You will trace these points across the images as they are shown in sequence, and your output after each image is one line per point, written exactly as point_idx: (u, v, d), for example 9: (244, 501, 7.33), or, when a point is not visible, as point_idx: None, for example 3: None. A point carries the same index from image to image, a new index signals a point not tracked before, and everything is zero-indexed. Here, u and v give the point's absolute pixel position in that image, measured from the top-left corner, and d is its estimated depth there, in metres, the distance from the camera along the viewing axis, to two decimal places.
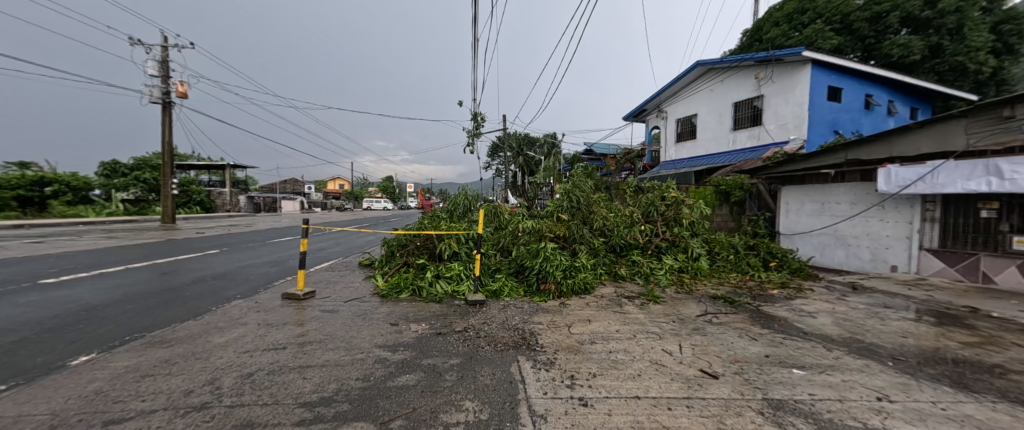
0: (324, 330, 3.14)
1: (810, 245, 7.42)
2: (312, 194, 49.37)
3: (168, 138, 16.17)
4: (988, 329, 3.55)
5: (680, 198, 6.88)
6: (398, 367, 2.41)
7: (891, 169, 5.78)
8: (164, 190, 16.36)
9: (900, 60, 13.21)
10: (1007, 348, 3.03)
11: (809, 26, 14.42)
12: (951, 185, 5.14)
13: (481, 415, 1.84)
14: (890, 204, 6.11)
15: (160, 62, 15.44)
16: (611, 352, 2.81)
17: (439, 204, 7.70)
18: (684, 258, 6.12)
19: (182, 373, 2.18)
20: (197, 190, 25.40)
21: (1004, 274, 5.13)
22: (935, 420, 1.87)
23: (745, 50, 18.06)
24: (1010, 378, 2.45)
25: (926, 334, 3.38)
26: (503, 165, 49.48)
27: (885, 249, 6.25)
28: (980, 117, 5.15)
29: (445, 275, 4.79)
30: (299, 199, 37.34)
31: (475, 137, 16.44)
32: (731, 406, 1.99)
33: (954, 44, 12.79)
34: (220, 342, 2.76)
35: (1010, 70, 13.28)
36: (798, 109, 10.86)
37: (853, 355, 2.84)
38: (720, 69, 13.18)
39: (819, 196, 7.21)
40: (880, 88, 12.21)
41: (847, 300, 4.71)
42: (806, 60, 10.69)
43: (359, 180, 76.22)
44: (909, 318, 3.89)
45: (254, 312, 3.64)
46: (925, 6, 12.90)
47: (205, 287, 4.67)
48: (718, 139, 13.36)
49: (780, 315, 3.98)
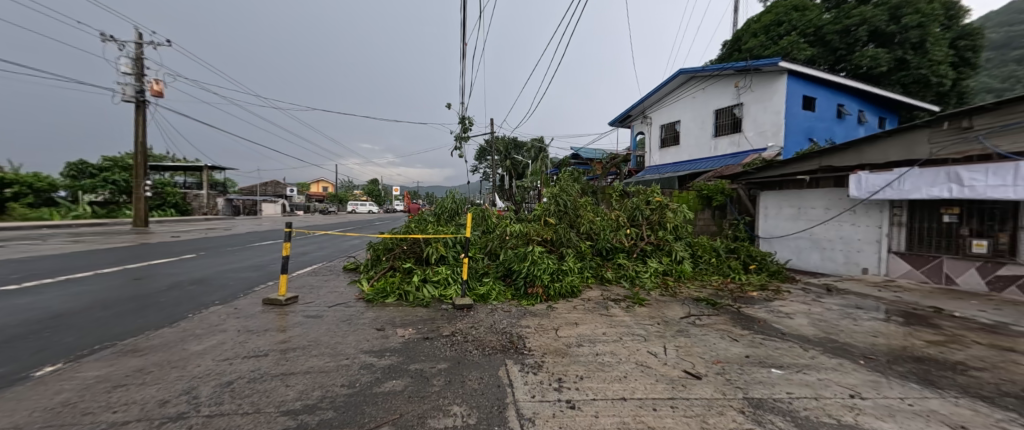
0: (308, 336, 3.07)
1: (787, 248, 7.67)
2: (295, 197, 47.88)
3: (142, 138, 15.55)
4: (951, 328, 3.76)
5: (664, 202, 7.04)
6: (385, 373, 2.37)
7: (862, 175, 6.09)
8: (137, 192, 15.68)
9: (869, 72, 13.89)
10: (968, 346, 3.21)
11: (784, 37, 15.08)
12: (916, 192, 5.45)
13: (469, 419, 1.84)
14: (861, 209, 6.44)
15: (133, 59, 14.89)
16: (597, 354, 2.84)
17: (426, 208, 7.66)
18: (668, 261, 6.25)
19: (157, 383, 2.09)
20: (172, 191, 24.44)
21: (965, 276, 5.42)
22: (903, 415, 1.97)
23: (725, 60, 18.71)
24: (970, 374, 2.59)
25: (895, 333, 3.55)
26: (490, 169, 49.12)
27: (857, 252, 6.55)
28: (941, 127, 5.44)
29: (431, 279, 4.76)
30: (281, 202, 36.23)
31: (462, 141, 16.38)
32: (714, 405, 2.04)
33: (917, 57, 13.55)
34: (198, 350, 2.65)
35: (966, 83, 14.20)
36: (775, 117, 11.30)
37: (828, 354, 2.96)
38: (701, 77, 13.58)
39: (796, 201, 7.47)
40: (850, 99, 12.83)
41: (822, 301, 4.90)
42: (782, 70, 11.16)
43: (345, 182, 74.66)
44: (879, 319, 4.08)
45: (234, 318, 3.52)
46: (891, 21, 13.65)
47: (182, 293, 4.50)
48: (701, 144, 13.69)
49: (760, 316, 4.11)
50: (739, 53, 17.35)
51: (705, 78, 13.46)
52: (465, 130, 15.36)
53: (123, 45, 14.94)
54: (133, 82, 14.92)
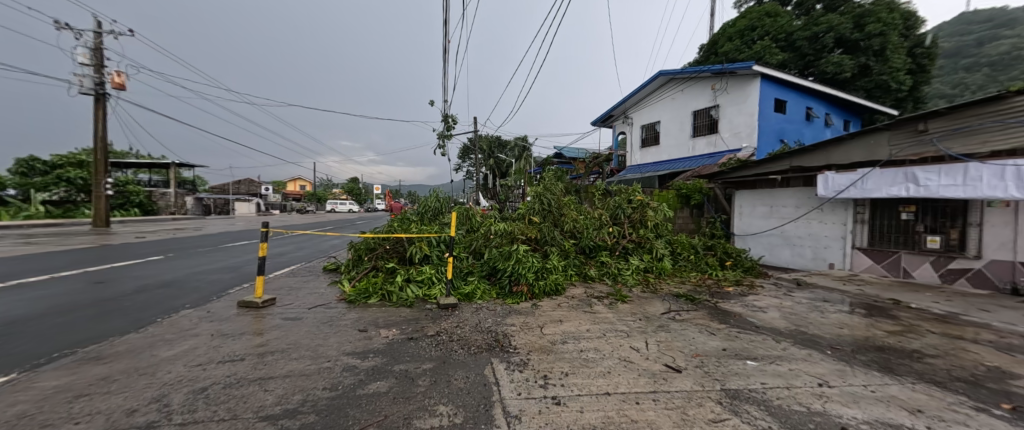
0: (287, 339, 2.98)
1: (760, 245, 7.99)
2: (270, 196, 46.16)
3: (102, 133, 14.62)
4: (908, 318, 4.02)
5: (646, 201, 7.20)
6: (369, 374, 2.33)
7: (829, 175, 6.41)
8: (97, 191, 14.76)
9: (835, 77, 14.63)
10: (923, 335, 3.45)
11: (758, 42, 15.68)
12: (878, 191, 5.78)
13: (456, 418, 1.83)
14: (827, 207, 6.79)
15: (92, 49, 13.96)
16: (582, 350, 2.89)
17: (408, 207, 7.55)
18: (649, 258, 6.39)
19: (123, 391, 1.98)
20: (136, 190, 23.08)
21: (921, 269, 5.81)
22: (866, 401, 2.10)
23: (702, 63, 19.28)
24: (926, 361, 2.79)
25: (858, 325, 3.76)
26: (473, 167, 48.77)
27: (824, 248, 6.90)
28: (900, 130, 5.81)
29: (415, 278, 4.71)
30: (256, 200, 34.85)
31: (445, 139, 16.18)
32: (693, 397, 2.11)
33: (879, 64, 14.37)
34: (168, 356, 2.53)
35: (922, 89, 15.17)
36: (749, 119, 11.74)
37: (798, 345, 3.11)
38: (680, 79, 13.95)
39: (768, 199, 7.79)
40: (818, 102, 13.49)
41: (792, 295, 5.15)
42: (756, 74, 11.60)
43: (323, 181, 72.49)
44: (844, 311, 4.31)
45: (207, 322, 3.37)
46: (855, 29, 14.42)
47: (150, 297, 4.27)
48: (680, 145, 14.07)
49: (736, 310, 4.28)
50: (715, 56, 17.88)
51: (684, 80, 13.84)
52: (448, 128, 15.20)
53: (80, 34, 13.99)
54: (91, 74, 13.98)
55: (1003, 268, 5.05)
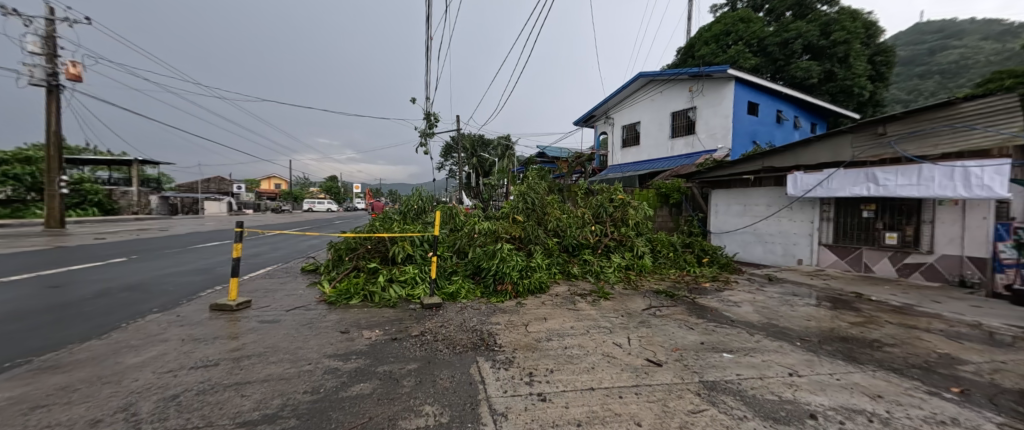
0: (263, 342, 2.87)
1: (735, 242, 8.30)
2: (243, 195, 44.24)
3: (55, 127, 13.62)
4: (869, 310, 4.29)
5: (627, 201, 7.33)
6: (352, 376, 2.28)
7: (798, 175, 6.74)
8: (51, 189, 13.75)
9: (803, 82, 15.36)
10: (882, 325, 3.69)
11: (732, 47, 16.26)
12: (842, 190, 6.11)
13: (442, 417, 1.82)
14: (796, 205, 7.13)
15: (43, 37, 12.97)
16: (566, 347, 2.92)
17: (390, 206, 7.40)
18: (630, 256, 6.54)
19: (85, 401, 1.86)
20: (94, 188, 21.59)
21: (880, 264, 6.19)
22: (833, 389, 2.23)
23: (680, 65, 19.81)
24: (885, 350, 2.98)
25: (825, 317, 3.98)
26: (456, 166, 48.37)
27: (793, 245, 7.25)
28: (862, 132, 6.13)
29: (398, 279, 4.63)
30: (227, 199, 33.32)
31: (427, 137, 15.96)
32: (674, 390, 2.18)
33: (842, 70, 15.19)
34: (134, 363, 2.39)
35: (881, 94, 16.14)
36: (724, 120, 12.17)
37: (771, 338, 3.26)
38: (659, 81, 14.29)
39: (742, 198, 8.11)
40: (787, 106, 14.13)
41: (764, 289, 5.39)
42: (730, 77, 12.04)
43: (300, 179, 70.05)
44: (812, 304, 4.55)
45: (177, 327, 3.21)
46: (821, 36, 15.17)
47: (112, 301, 4.02)
48: (659, 145, 14.42)
49: (713, 305, 4.44)
50: (693, 59, 18.41)
51: (663, 82, 14.18)
52: (430, 126, 14.99)
53: (29, 20, 12.96)
54: (43, 64, 13.00)
55: (952, 263, 5.46)
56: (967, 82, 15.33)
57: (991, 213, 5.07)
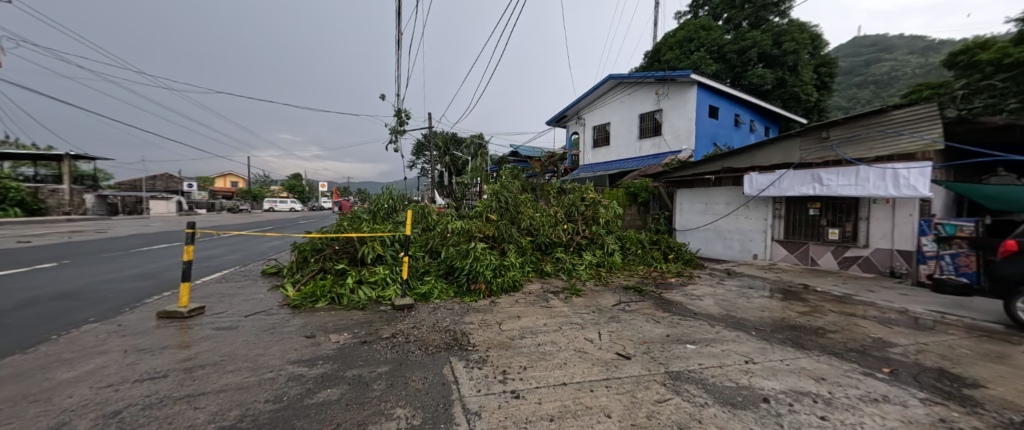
0: (220, 351, 2.69)
1: (697, 239, 8.74)
2: (195, 193, 41.00)
3: None
4: (814, 300, 4.68)
5: (598, 200, 7.48)
6: (318, 382, 2.19)
7: (753, 176, 7.22)
8: None
9: (758, 88, 16.41)
10: (826, 314, 4.04)
11: (695, 53, 17.08)
12: (791, 190, 6.63)
13: (414, 420, 1.80)
14: (752, 204, 7.64)
15: None
16: (539, 344, 2.97)
17: (359, 205, 7.14)
18: (601, 253, 6.74)
19: (5, 424, 1.66)
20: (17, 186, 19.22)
21: (825, 258, 6.75)
22: (783, 373, 2.42)
23: (647, 69, 20.55)
24: (827, 336, 3.27)
25: (776, 307, 4.30)
26: (428, 164, 47.41)
27: (749, 240, 7.76)
28: (809, 136, 6.66)
29: (368, 280, 4.49)
30: (177, 198, 30.77)
31: (397, 135, 15.52)
32: (641, 381, 2.28)
33: (792, 78, 16.39)
34: (69, 378, 2.16)
35: (825, 101, 17.58)
36: (688, 123, 12.78)
37: (729, 328, 3.48)
38: (628, 84, 14.76)
39: (704, 197, 8.56)
40: (744, 110, 15.07)
41: (724, 283, 5.73)
42: (693, 82, 12.65)
43: (260, 177, 65.96)
44: (765, 296, 4.90)
45: (119, 337, 2.94)
46: (774, 46, 16.28)
47: (40, 311, 3.61)
48: (628, 146, 14.91)
49: (678, 299, 4.66)
50: (659, 63, 19.15)
51: (631, 85, 14.66)
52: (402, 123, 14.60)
53: None
54: None
55: (884, 255, 6.06)
56: (896, 92, 17.02)
57: (915, 210, 5.69)
